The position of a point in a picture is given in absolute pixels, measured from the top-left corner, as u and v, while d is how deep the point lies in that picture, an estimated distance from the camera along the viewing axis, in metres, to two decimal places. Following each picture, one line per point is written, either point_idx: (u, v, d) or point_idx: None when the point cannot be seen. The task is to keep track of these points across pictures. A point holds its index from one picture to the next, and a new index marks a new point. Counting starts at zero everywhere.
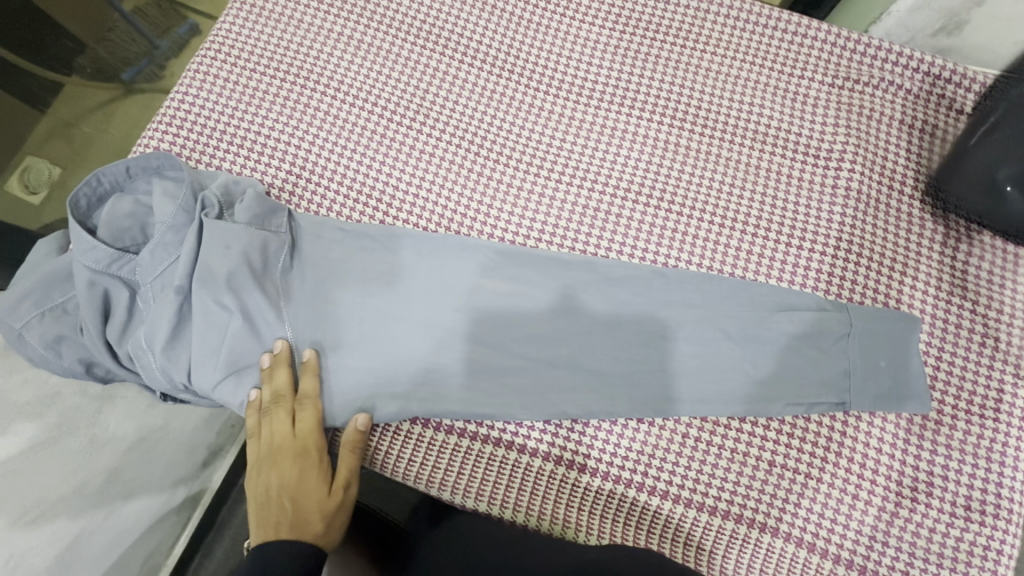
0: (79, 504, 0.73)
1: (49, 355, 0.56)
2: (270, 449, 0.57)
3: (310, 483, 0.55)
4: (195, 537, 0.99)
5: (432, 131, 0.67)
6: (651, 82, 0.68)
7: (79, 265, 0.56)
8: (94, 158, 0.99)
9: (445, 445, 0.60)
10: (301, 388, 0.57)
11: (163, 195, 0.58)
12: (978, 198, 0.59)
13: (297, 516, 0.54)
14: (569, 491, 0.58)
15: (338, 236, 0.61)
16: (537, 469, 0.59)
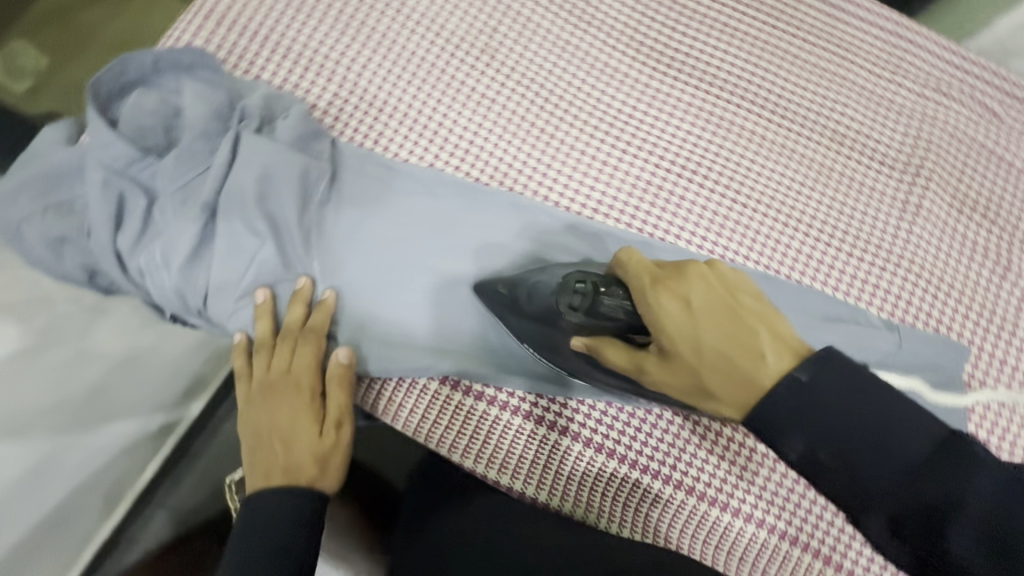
0: (56, 421, 0.67)
1: (49, 256, 0.51)
2: (260, 386, 0.51)
3: (303, 423, 0.51)
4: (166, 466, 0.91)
5: (497, 75, 0.61)
6: (737, 60, 0.64)
7: (92, 161, 0.50)
8: (86, 50, 0.88)
9: (442, 398, 0.56)
10: (306, 324, 0.52)
11: (196, 99, 0.52)
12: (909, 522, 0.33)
13: (291, 458, 0.50)
14: (550, 452, 0.57)
15: (381, 174, 0.57)
16: (517, 427, 0.56)
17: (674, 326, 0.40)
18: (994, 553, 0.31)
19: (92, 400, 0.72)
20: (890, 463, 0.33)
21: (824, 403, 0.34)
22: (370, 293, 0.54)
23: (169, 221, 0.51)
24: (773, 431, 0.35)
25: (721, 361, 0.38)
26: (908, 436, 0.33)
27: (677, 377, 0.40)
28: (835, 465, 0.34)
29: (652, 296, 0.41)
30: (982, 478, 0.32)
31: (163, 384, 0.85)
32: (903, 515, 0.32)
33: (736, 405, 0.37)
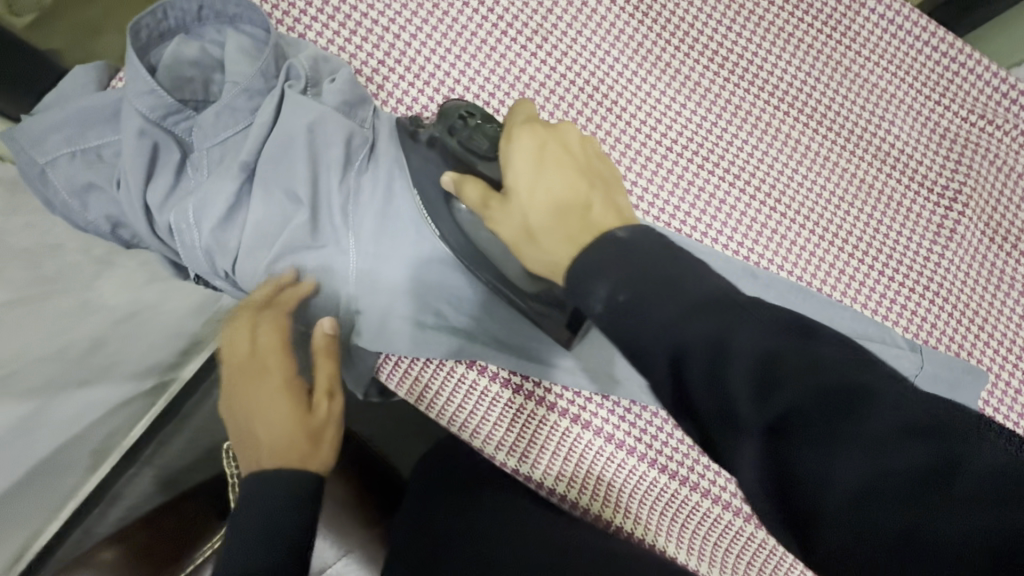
0: (56, 368, 0.69)
1: (75, 204, 0.49)
2: (234, 376, 0.47)
3: (283, 400, 0.46)
4: (155, 423, 0.97)
5: (548, 58, 0.60)
6: (788, 66, 0.63)
7: (128, 108, 0.48)
8: None
9: (450, 371, 0.55)
10: (273, 305, 0.48)
11: (240, 54, 0.50)
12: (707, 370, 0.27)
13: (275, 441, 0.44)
14: (535, 425, 0.56)
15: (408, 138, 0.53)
16: (500, 398, 0.55)
17: (526, 163, 0.40)
18: (755, 394, 0.26)
19: (92, 352, 0.75)
20: (666, 302, 0.29)
21: (636, 251, 0.31)
22: (406, 271, 0.52)
23: (203, 179, 0.49)
24: (583, 279, 0.31)
25: (556, 205, 0.37)
26: (697, 285, 0.29)
27: (513, 219, 0.39)
28: (630, 306, 0.29)
29: (520, 133, 0.41)
30: (751, 322, 0.28)
31: (158, 339, 0.87)
32: (677, 354, 0.28)
33: (562, 254, 0.35)
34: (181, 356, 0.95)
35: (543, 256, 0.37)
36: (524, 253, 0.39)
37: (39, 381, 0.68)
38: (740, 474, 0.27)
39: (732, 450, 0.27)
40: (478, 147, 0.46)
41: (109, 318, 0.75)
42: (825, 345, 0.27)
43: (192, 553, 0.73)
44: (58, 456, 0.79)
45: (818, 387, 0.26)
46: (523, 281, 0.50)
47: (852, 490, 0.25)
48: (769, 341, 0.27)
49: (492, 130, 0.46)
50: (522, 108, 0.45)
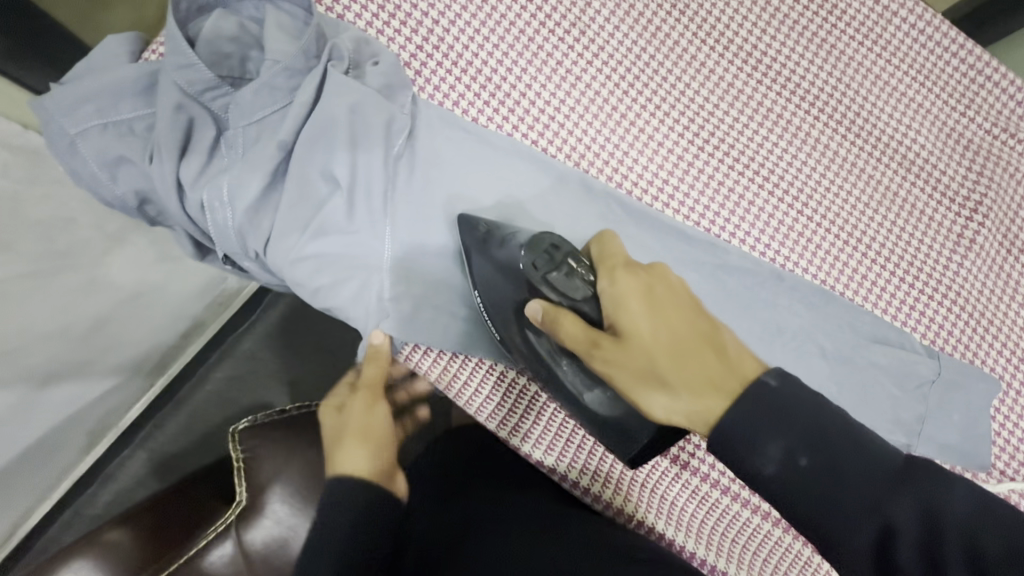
0: (53, 344, 0.68)
1: (104, 177, 0.48)
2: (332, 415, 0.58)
3: (354, 430, 0.54)
4: (152, 406, 0.95)
5: (586, 52, 0.59)
6: (820, 72, 0.64)
7: (165, 82, 0.47)
8: None
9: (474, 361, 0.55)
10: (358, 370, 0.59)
11: (280, 32, 0.49)
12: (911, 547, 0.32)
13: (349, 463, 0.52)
14: (549, 414, 0.56)
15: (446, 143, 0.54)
16: (516, 386, 0.56)
17: (637, 307, 0.42)
18: (967, 572, 0.31)
19: (93, 331, 0.73)
20: (852, 475, 0.33)
21: (811, 413, 0.35)
22: (436, 258, 0.53)
23: (237, 157, 0.49)
24: (754, 443, 0.35)
25: (679, 347, 0.40)
26: (868, 456, 0.34)
27: (631, 361, 0.41)
28: (818, 471, 0.34)
29: (617, 276, 0.44)
30: (922, 490, 0.33)
31: (162, 319, 0.85)
32: (867, 527, 0.33)
33: (699, 409, 0.37)
34: (184, 338, 0.93)
35: (673, 402, 0.39)
36: (645, 396, 0.41)
37: (37, 358, 0.67)
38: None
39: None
40: (570, 286, 0.45)
41: (112, 298, 0.73)
42: (1006, 519, 0.33)
43: (195, 539, 0.71)
44: (56, 434, 0.78)
45: None
46: (597, 403, 0.48)
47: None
48: (939, 507, 0.33)
49: (582, 266, 0.46)
50: (600, 246, 0.49)
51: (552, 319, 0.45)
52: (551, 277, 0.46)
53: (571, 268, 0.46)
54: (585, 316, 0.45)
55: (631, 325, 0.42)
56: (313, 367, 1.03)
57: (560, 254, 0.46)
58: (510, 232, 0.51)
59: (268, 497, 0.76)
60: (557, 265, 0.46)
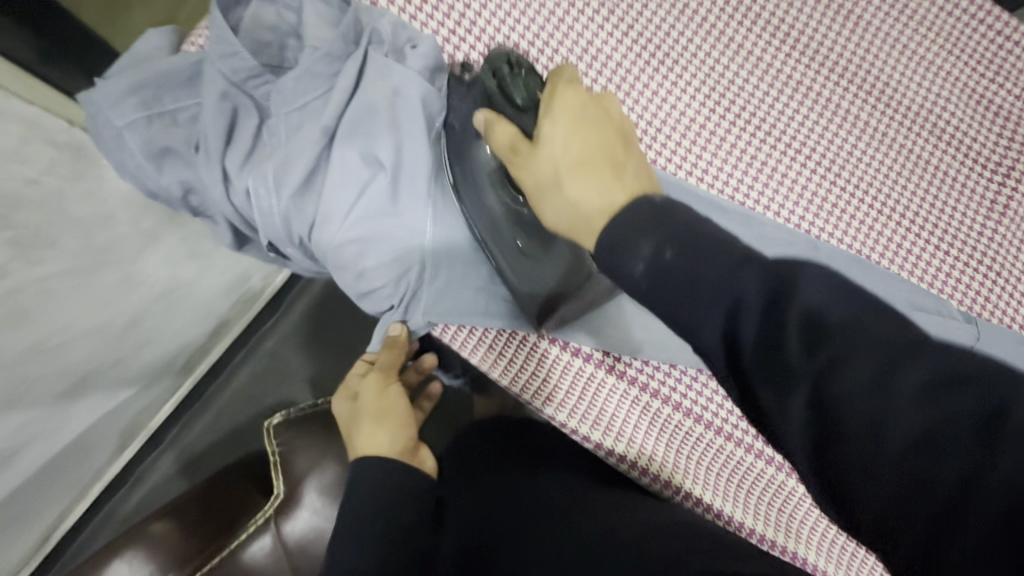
0: (91, 342, 0.69)
1: (151, 167, 0.49)
2: (348, 397, 0.62)
3: (370, 411, 0.58)
4: (182, 405, 0.97)
5: (615, 30, 0.60)
6: (846, 42, 0.64)
7: (210, 71, 0.47)
8: None
9: (519, 339, 0.55)
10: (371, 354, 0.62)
11: (318, 19, 0.50)
12: (779, 357, 0.26)
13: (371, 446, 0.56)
14: (595, 389, 0.56)
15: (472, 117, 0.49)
16: (562, 361, 0.56)
17: (564, 119, 0.40)
18: (812, 372, 0.26)
19: (127, 329, 0.74)
20: (677, 282, 0.30)
21: (727, 243, 0.30)
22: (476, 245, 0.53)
23: (280, 144, 0.49)
24: (621, 249, 0.32)
25: (591, 157, 0.38)
26: (718, 254, 0.29)
27: (543, 168, 0.39)
28: (679, 264, 0.30)
29: (566, 94, 0.41)
30: (768, 271, 0.28)
31: (192, 316, 0.85)
32: (790, 330, 0.26)
33: (591, 212, 0.35)
34: (211, 336, 0.94)
35: (569, 207, 0.37)
36: (547, 206, 0.39)
37: (75, 356, 0.67)
38: (793, 450, 0.27)
39: (782, 414, 0.27)
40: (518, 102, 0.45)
41: (146, 296, 0.73)
42: (910, 337, 0.26)
43: (235, 534, 0.72)
44: (92, 432, 0.79)
45: (903, 380, 0.25)
46: (516, 257, 0.51)
47: (917, 432, 0.24)
48: (796, 286, 0.27)
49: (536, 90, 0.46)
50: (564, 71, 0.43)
51: (489, 127, 0.43)
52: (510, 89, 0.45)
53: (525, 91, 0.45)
54: (523, 130, 0.43)
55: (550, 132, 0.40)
56: (339, 363, 1.03)
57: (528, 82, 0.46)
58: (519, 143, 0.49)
59: (304, 487, 0.77)
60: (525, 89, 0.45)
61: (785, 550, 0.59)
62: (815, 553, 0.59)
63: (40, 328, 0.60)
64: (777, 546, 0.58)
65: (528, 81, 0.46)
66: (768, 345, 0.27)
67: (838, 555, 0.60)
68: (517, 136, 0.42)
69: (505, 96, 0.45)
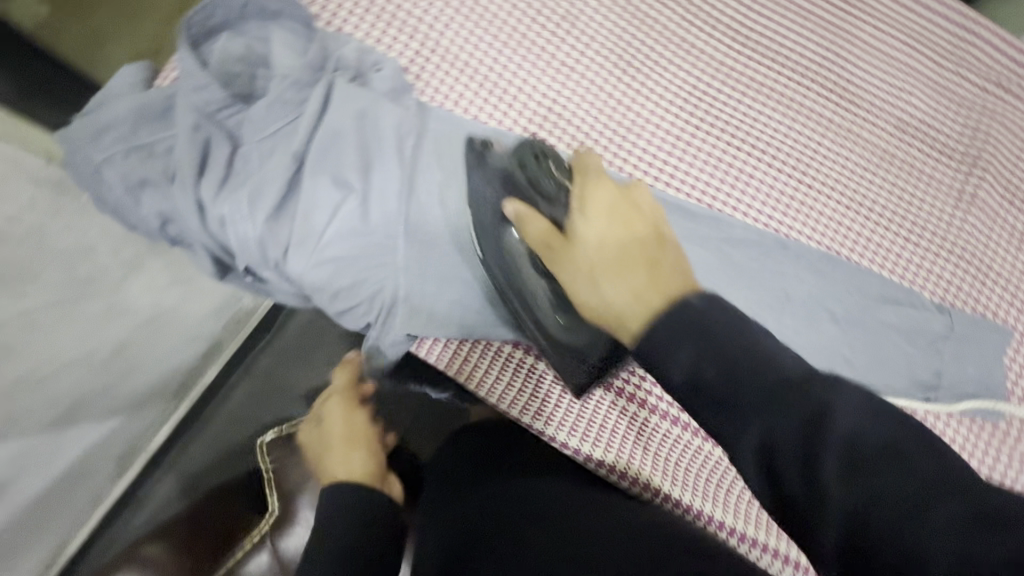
0: (79, 371, 0.70)
1: (129, 200, 0.50)
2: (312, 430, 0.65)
3: (341, 437, 0.62)
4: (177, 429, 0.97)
5: (577, 43, 0.61)
6: (808, 42, 0.66)
7: (181, 105, 0.49)
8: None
9: (496, 352, 0.59)
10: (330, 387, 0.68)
11: (286, 49, 0.52)
12: (818, 472, 0.30)
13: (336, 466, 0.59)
14: (569, 396, 0.59)
15: (491, 188, 0.53)
16: (536, 371, 0.60)
17: (598, 218, 0.46)
18: (848, 491, 0.30)
19: (115, 356, 0.76)
20: (721, 389, 0.34)
21: (758, 354, 0.34)
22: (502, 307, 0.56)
23: (254, 170, 0.51)
24: (662, 351, 0.35)
25: (621, 251, 0.43)
26: (756, 371, 0.33)
27: (578, 262, 0.45)
28: (721, 382, 0.34)
29: (592, 190, 0.48)
30: (809, 396, 0.32)
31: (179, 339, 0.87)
32: (828, 455, 0.30)
33: (620, 306, 0.40)
34: (202, 358, 0.96)
35: (603, 303, 0.42)
36: (584, 299, 0.44)
37: (64, 386, 0.69)
38: (823, 555, 0.30)
39: (820, 517, 0.30)
40: (544, 189, 0.51)
41: (131, 322, 0.75)
42: (933, 470, 0.30)
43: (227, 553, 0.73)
44: (87, 459, 0.81)
45: (927, 507, 0.29)
46: (555, 327, 0.54)
47: (945, 555, 0.27)
48: (837, 414, 0.31)
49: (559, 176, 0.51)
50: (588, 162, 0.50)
51: (522, 220, 0.50)
52: (534, 179, 0.52)
53: (549, 179, 0.51)
54: (554, 221, 0.49)
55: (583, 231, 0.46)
56: None
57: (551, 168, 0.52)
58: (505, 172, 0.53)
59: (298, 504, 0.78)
60: (548, 176, 0.51)
61: (767, 547, 0.60)
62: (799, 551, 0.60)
63: (29, 360, 0.61)
64: (759, 544, 0.59)
65: (552, 169, 0.52)
66: (810, 461, 0.30)
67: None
68: (551, 232, 0.48)
69: (532, 186, 0.51)
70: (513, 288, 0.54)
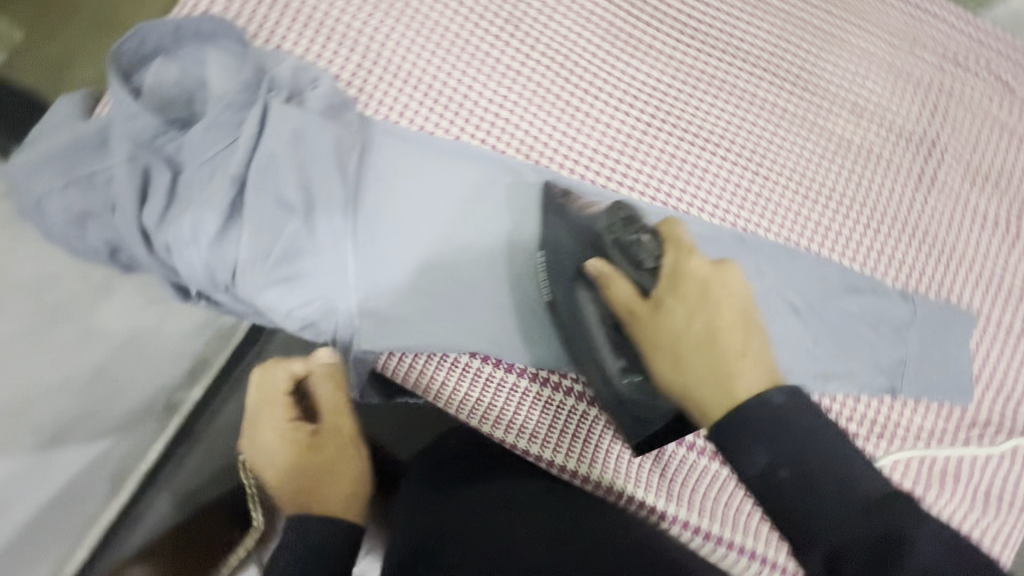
0: (54, 397, 0.68)
1: (74, 232, 0.50)
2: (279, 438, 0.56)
3: (325, 466, 0.55)
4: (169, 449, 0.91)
5: (523, 46, 0.61)
6: (759, 32, 0.65)
7: (118, 135, 0.49)
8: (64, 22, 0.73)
9: (456, 365, 0.58)
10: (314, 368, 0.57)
11: (220, 68, 0.51)
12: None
13: (278, 482, 0.55)
14: (531, 405, 0.58)
15: (558, 236, 0.54)
16: (497, 381, 0.58)
17: (691, 297, 0.47)
18: None
19: (93, 379, 0.73)
20: (806, 495, 0.39)
21: (833, 461, 0.40)
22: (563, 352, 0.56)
23: (194, 195, 0.50)
24: (735, 445, 0.41)
25: (709, 332, 0.46)
26: (829, 480, 0.39)
27: (658, 334, 0.47)
28: (793, 482, 0.39)
29: (681, 264, 0.48)
30: (876, 513, 0.37)
31: (164, 365, 0.84)
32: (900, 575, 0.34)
33: (707, 390, 0.44)
34: (189, 377, 0.90)
35: (683, 381, 0.46)
36: (663, 372, 0.47)
37: (42, 413, 0.67)
38: None
39: None
40: (637, 257, 0.50)
41: (105, 346, 0.74)
42: None
43: None
44: (75, 488, 0.77)
45: None
46: (630, 389, 0.52)
47: None
48: (906, 534, 0.36)
49: (649, 239, 0.51)
50: (675, 230, 0.50)
51: (602, 277, 0.50)
52: (615, 239, 0.51)
53: (642, 245, 0.50)
54: (638, 285, 0.50)
55: (666, 307, 0.48)
56: None
57: (629, 228, 0.52)
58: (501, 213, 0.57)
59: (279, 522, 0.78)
60: (638, 239, 0.51)
61: (735, 544, 0.60)
62: (769, 546, 0.60)
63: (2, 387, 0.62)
64: (723, 539, 0.60)
65: (647, 235, 0.51)
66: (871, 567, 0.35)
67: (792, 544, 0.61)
68: (638, 298, 0.49)
69: (617, 247, 0.51)
70: (581, 339, 0.53)
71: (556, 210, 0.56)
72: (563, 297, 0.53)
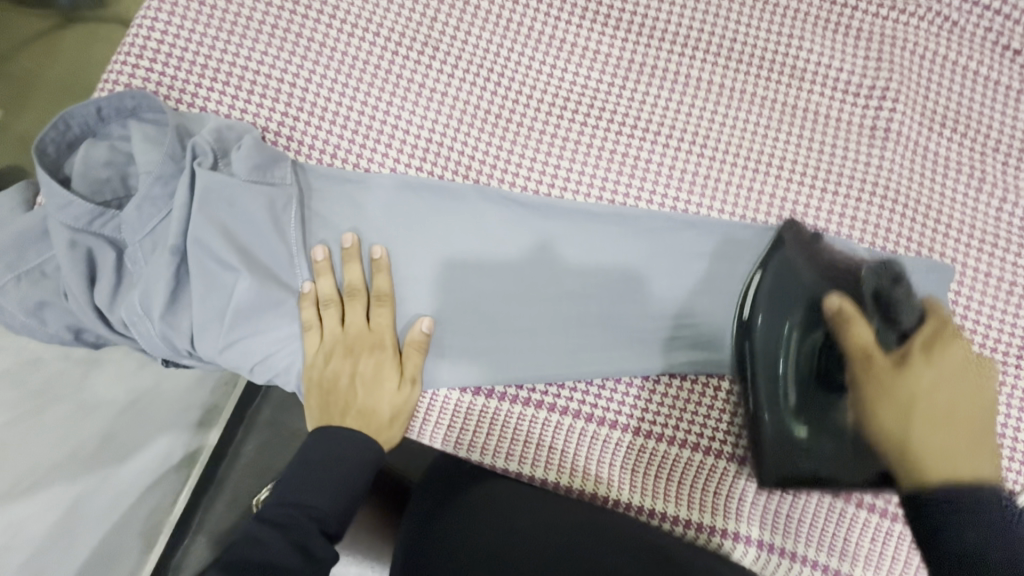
0: (71, 471, 0.67)
1: (32, 323, 0.51)
2: (334, 336, 0.53)
3: (364, 407, 0.51)
4: (196, 495, 0.92)
5: (444, 65, 0.61)
6: (685, 10, 0.63)
7: (56, 223, 0.50)
8: None
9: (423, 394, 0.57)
10: (375, 287, 0.54)
11: (146, 143, 0.52)
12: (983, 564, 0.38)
13: (364, 409, 0.52)
14: (503, 424, 0.57)
15: (774, 280, 0.56)
16: (465, 405, 0.57)
17: (936, 372, 0.49)
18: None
19: (104, 445, 0.72)
20: (948, 510, 0.40)
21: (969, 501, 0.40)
22: (666, 335, 0.56)
23: (143, 269, 0.51)
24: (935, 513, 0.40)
25: (950, 412, 0.47)
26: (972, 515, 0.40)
27: (896, 390, 0.49)
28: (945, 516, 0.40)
29: (946, 344, 0.51)
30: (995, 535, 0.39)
31: (173, 420, 0.84)
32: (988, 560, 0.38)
33: (941, 452, 0.44)
34: (201, 426, 0.91)
35: (906, 435, 0.47)
36: (887, 422, 0.49)
37: (59, 488, 0.65)
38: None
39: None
40: (898, 321, 0.53)
41: (109, 413, 0.73)
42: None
43: None
44: (103, 553, 0.75)
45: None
46: (796, 436, 0.55)
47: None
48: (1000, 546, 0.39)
49: (913, 308, 0.53)
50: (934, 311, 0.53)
51: (846, 316, 0.53)
52: (875, 304, 0.54)
53: (905, 306, 0.53)
54: (880, 339, 0.52)
55: (908, 372, 0.49)
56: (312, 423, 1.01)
57: (901, 303, 0.54)
58: (461, 243, 0.56)
59: None
60: (908, 310, 0.53)
61: (748, 539, 0.56)
62: (778, 535, 0.56)
63: (6, 475, 0.58)
64: (728, 533, 0.56)
65: (912, 303, 0.54)
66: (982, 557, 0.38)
67: (806, 532, 0.56)
68: (875, 352, 0.52)
69: (875, 296, 0.55)
70: (773, 363, 0.55)
71: (781, 246, 0.57)
72: (781, 337, 0.55)
